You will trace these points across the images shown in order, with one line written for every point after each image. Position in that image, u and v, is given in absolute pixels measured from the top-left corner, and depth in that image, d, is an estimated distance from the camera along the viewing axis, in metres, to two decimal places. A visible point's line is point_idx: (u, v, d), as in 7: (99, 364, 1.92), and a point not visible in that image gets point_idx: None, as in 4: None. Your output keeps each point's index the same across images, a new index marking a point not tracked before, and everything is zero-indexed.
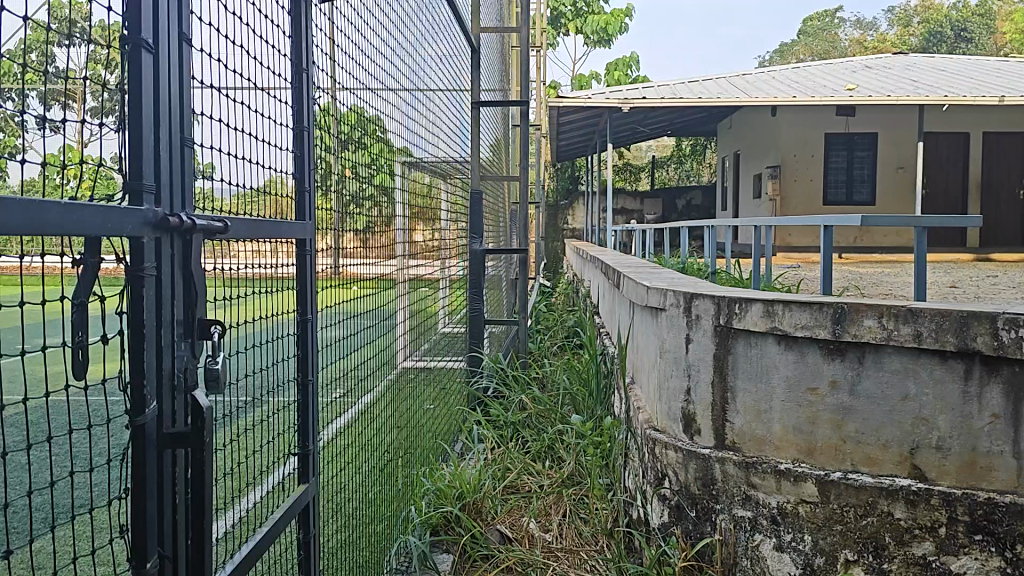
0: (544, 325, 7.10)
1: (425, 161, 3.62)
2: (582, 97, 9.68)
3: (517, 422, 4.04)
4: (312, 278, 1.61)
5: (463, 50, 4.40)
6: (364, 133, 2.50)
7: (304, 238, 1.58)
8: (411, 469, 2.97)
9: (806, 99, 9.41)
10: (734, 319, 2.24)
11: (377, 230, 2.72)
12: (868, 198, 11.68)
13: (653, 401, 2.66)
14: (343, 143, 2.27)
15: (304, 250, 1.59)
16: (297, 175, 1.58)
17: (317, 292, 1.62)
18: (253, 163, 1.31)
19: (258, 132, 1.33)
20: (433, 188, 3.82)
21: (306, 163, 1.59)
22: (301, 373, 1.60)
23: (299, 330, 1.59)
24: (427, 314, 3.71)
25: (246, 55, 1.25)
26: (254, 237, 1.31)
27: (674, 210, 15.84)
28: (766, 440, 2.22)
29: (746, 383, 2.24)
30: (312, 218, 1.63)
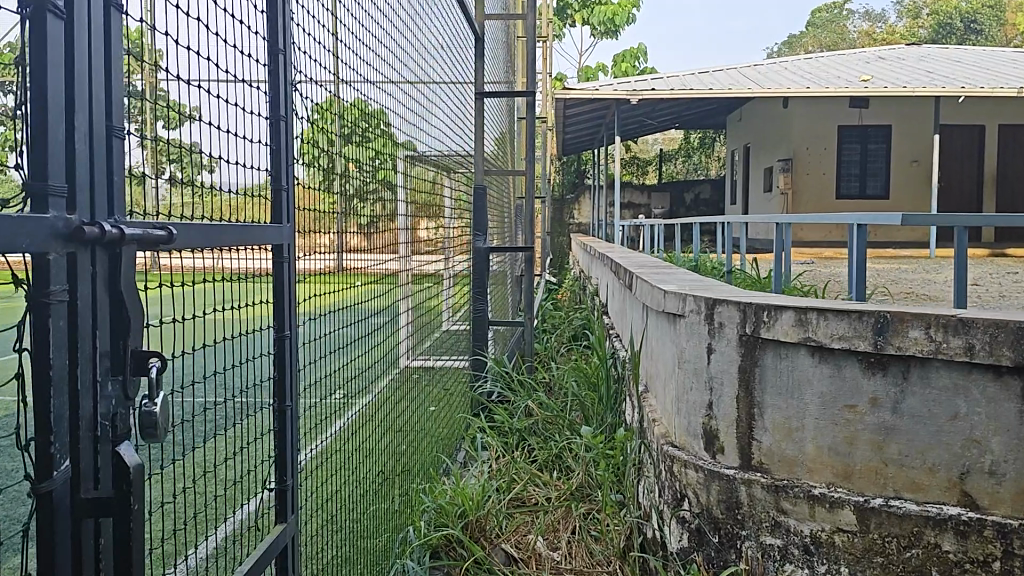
0: (551, 323, 6.89)
1: (429, 153, 3.43)
2: (591, 88, 9.47)
3: (523, 429, 3.82)
4: (291, 289, 1.42)
5: (468, 40, 4.21)
6: (366, 123, 2.31)
7: (280, 243, 1.39)
8: (409, 485, 2.80)
9: (819, 91, 9.20)
10: (762, 327, 2.04)
11: (380, 226, 2.54)
12: (882, 191, 11.46)
13: (670, 414, 2.46)
14: (346, 137, 2.08)
15: (281, 257, 1.40)
16: (273, 173, 1.39)
17: (297, 305, 1.43)
18: (232, 158, 1.19)
19: (228, 124, 1.17)
20: (437, 182, 3.63)
21: (283, 157, 1.40)
22: (277, 398, 1.40)
23: (277, 349, 1.40)
24: (430, 316, 3.52)
25: (217, 39, 1.11)
26: (218, 244, 1.11)
27: (681, 205, 15.61)
28: (797, 461, 2.02)
29: (775, 399, 2.04)
30: (291, 220, 1.44)
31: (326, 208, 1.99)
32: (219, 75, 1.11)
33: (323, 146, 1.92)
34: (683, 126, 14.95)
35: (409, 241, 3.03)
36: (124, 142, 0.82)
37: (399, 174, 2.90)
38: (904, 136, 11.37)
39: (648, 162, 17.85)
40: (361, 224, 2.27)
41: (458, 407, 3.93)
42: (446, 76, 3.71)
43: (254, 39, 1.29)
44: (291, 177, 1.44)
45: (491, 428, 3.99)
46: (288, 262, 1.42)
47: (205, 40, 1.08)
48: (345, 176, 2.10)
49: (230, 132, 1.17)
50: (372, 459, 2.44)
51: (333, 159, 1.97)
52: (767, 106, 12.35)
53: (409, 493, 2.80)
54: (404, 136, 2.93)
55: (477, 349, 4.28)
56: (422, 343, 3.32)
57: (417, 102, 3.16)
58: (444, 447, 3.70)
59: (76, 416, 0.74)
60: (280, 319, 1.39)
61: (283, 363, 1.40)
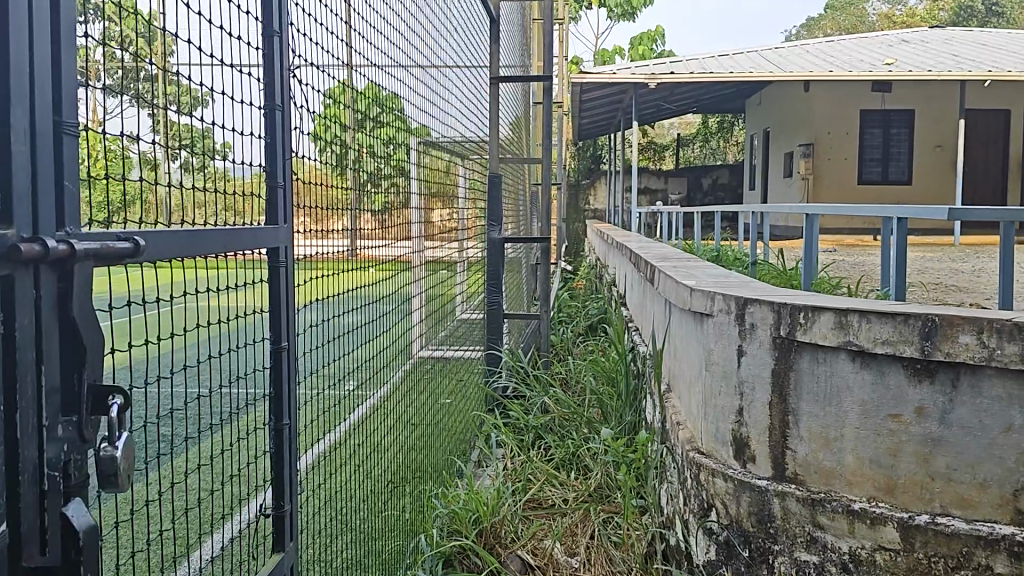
0: (567, 312, 6.76)
1: (443, 138, 3.30)
2: (608, 72, 9.29)
3: (539, 425, 3.70)
4: (287, 297, 1.33)
5: (483, 22, 4.07)
6: (380, 109, 2.18)
7: (276, 246, 1.31)
8: (420, 489, 2.69)
9: (842, 75, 9.01)
10: (797, 330, 1.91)
11: (393, 214, 2.42)
12: (903, 177, 11.27)
13: (694, 416, 2.33)
14: (358, 122, 1.96)
15: (277, 259, 1.32)
16: (268, 169, 1.33)
17: (293, 315, 1.35)
18: (239, 139, 1.21)
19: (228, 109, 1.17)
20: (450, 168, 3.50)
21: (281, 150, 1.34)
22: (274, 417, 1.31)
23: (274, 362, 1.31)
24: (444, 307, 3.39)
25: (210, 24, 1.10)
26: (200, 252, 1.00)
27: (699, 191, 15.43)
28: (835, 473, 1.89)
29: (812, 406, 1.91)
30: (287, 219, 1.37)
31: (342, 195, 1.88)
32: (214, 62, 1.11)
33: (338, 129, 1.80)
34: (700, 110, 14.75)
35: (422, 229, 2.91)
36: (77, 139, 0.70)
37: (412, 163, 2.77)
38: (927, 120, 11.16)
39: (664, 147, 17.66)
40: (375, 212, 2.15)
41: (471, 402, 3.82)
42: (462, 62, 3.59)
43: (244, 19, 1.22)
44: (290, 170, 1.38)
45: (507, 425, 3.86)
46: (285, 265, 1.34)
47: (195, 22, 1.07)
48: (358, 163, 1.98)
49: (231, 118, 1.18)
50: (382, 460, 2.33)
51: (346, 145, 1.85)
52: (786, 89, 12.15)
53: (421, 497, 2.70)
54: (417, 124, 2.80)
55: (492, 342, 4.15)
56: (435, 332, 3.20)
57: (431, 85, 3.04)
58: (457, 446, 3.58)
59: (17, 462, 0.62)
60: (278, 328, 1.31)
61: (281, 376, 1.32)
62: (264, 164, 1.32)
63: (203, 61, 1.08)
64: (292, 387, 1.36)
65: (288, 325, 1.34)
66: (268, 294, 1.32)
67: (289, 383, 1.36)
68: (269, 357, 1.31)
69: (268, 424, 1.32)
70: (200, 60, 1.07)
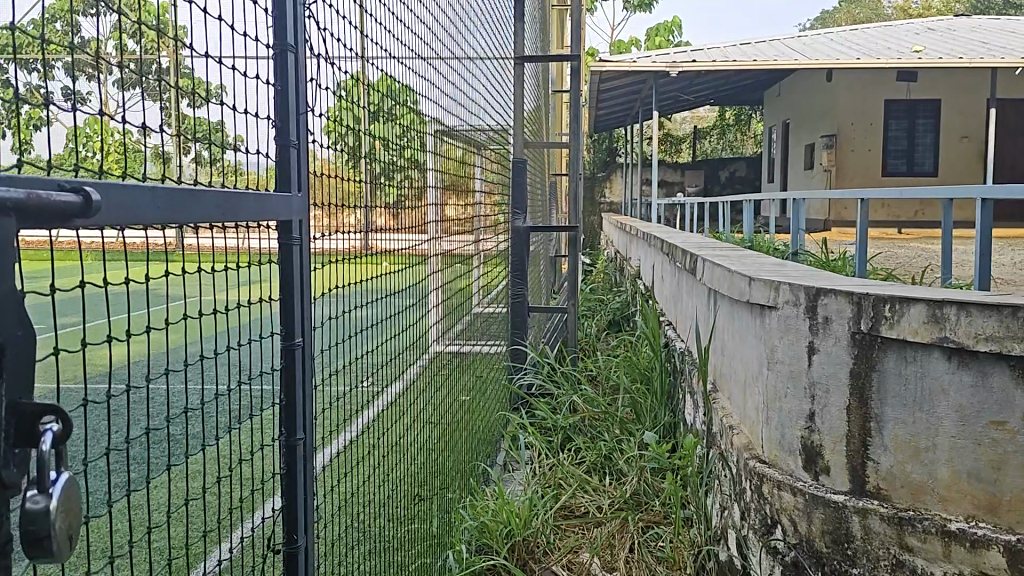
0: (590, 306, 6.54)
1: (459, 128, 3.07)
2: (628, 60, 9.08)
3: (568, 425, 3.47)
4: (301, 283, 1.11)
5: (506, 8, 3.86)
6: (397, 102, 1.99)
7: (289, 220, 1.09)
8: (446, 497, 2.49)
9: (869, 62, 8.77)
10: (881, 324, 1.68)
11: (410, 201, 2.22)
12: (930, 168, 11.00)
13: (751, 421, 2.10)
14: (372, 113, 1.77)
15: (290, 235, 1.10)
16: (280, 128, 1.17)
17: (309, 307, 1.13)
18: (259, 126, 1.12)
19: (249, 90, 1.08)
20: (467, 159, 3.27)
21: (291, 108, 1.18)
22: (285, 430, 1.09)
23: (284, 361, 1.09)
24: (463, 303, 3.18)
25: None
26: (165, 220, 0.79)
27: (716, 184, 15.18)
28: (927, 488, 1.66)
29: (898, 411, 1.68)
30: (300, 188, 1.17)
31: (349, 182, 1.69)
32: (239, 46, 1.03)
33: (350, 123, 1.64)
34: (718, 101, 14.49)
35: (437, 219, 2.67)
36: None
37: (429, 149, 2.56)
38: (954, 110, 10.90)
39: (681, 139, 17.41)
40: (390, 200, 1.95)
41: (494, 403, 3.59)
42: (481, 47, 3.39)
43: None
44: (303, 126, 1.23)
45: (534, 424, 3.64)
46: (300, 242, 1.12)
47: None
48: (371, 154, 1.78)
49: (252, 103, 1.09)
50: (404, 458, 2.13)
51: (358, 137, 1.67)
52: (808, 79, 11.88)
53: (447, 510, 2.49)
54: (435, 109, 2.59)
55: (516, 337, 3.93)
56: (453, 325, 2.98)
57: (450, 68, 2.83)
58: (481, 451, 3.37)
59: None
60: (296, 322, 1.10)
61: (293, 376, 1.09)
62: (275, 117, 1.16)
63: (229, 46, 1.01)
64: (307, 393, 1.14)
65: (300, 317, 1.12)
66: (279, 276, 1.09)
67: (306, 388, 1.14)
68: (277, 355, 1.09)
69: (276, 439, 1.10)
70: (222, 44, 1.00)
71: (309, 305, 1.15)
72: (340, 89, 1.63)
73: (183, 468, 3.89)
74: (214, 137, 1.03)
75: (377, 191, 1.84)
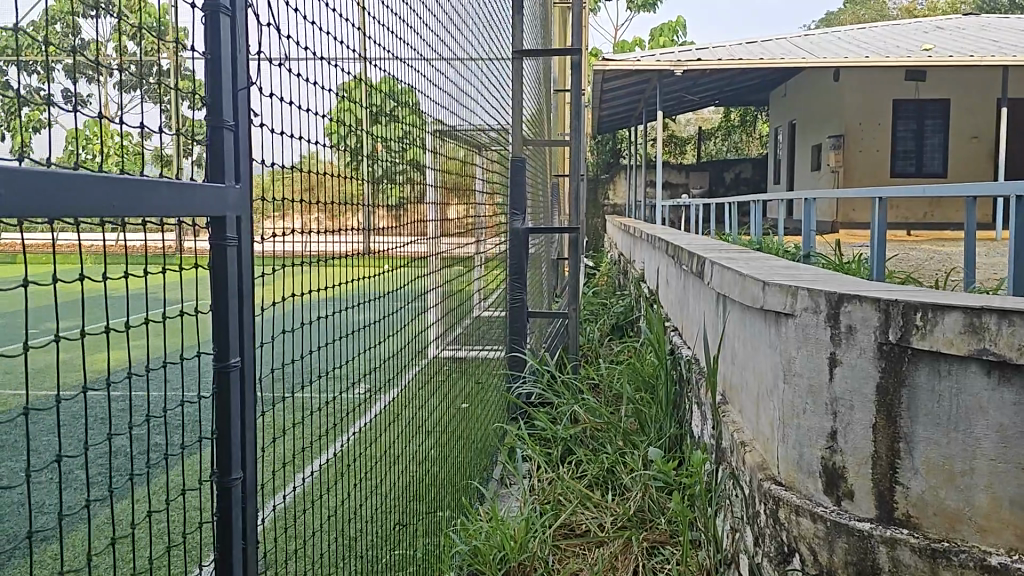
0: (592, 311, 6.37)
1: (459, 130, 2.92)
2: (632, 60, 8.91)
3: (569, 437, 3.30)
4: (238, 298, 1.03)
5: (503, 10, 3.70)
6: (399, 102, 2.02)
7: (224, 215, 1.00)
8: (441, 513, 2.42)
9: (878, 61, 8.60)
10: (912, 334, 1.52)
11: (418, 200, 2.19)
12: (940, 168, 10.86)
13: (765, 439, 1.93)
14: (373, 114, 1.78)
15: (225, 237, 1.01)
16: (211, 104, 1.02)
17: (247, 325, 1.05)
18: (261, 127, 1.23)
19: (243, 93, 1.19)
20: (467, 162, 3.11)
21: (233, 88, 1.05)
22: (221, 464, 1.01)
23: (217, 385, 1.01)
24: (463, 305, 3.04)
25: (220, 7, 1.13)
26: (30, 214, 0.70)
27: (721, 186, 15.02)
28: (963, 516, 1.50)
29: (931, 430, 1.51)
30: (237, 180, 1.05)
31: (358, 189, 1.75)
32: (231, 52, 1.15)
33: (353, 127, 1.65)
34: (723, 102, 14.32)
35: (438, 220, 2.52)
36: None
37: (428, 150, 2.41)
38: (964, 110, 10.76)
39: (686, 141, 17.25)
40: (394, 204, 1.96)
41: (491, 415, 3.43)
42: (479, 44, 3.24)
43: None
44: (243, 105, 1.08)
45: (534, 436, 3.47)
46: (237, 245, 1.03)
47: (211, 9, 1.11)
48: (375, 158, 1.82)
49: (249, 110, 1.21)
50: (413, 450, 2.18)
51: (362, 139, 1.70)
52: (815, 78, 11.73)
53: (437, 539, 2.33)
54: (434, 109, 2.47)
55: (515, 344, 3.75)
56: (454, 330, 2.84)
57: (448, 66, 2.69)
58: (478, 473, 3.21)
59: None
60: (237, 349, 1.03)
61: (228, 404, 1.02)
62: (205, 93, 1.02)
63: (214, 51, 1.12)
64: (249, 423, 1.06)
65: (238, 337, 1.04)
66: (212, 285, 1.01)
67: (247, 414, 1.06)
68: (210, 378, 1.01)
69: (210, 477, 1.02)
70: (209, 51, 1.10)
71: (251, 322, 1.07)
72: (321, 79, 1.47)
73: (169, 480, 3.75)
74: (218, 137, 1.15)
75: (381, 194, 1.88)
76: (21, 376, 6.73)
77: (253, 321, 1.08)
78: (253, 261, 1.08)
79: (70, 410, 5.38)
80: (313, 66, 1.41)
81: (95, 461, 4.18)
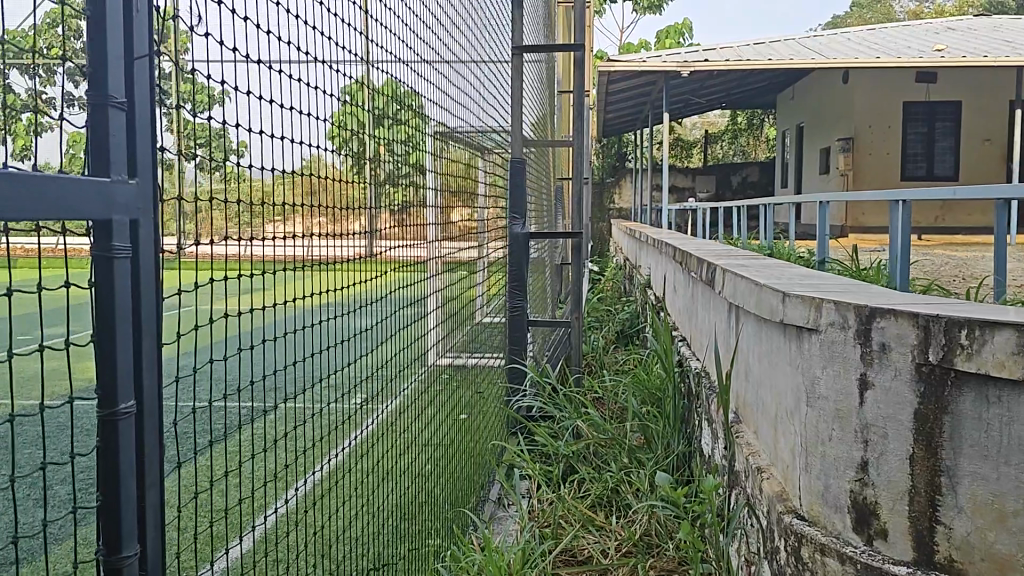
0: (596, 317, 6.20)
1: (460, 133, 2.91)
2: (637, 61, 8.73)
3: (570, 454, 3.12)
4: (132, 331, 0.90)
5: (504, 8, 3.51)
6: (400, 108, 2.16)
7: (111, 219, 0.85)
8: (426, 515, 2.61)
9: (890, 62, 8.41)
10: (956, 355, 1.34)
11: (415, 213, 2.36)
12: (951, 171, 10.74)
13: (785, 466, 1.75)
14: (377, 118, 1.97)
15: (113, 247, 0.86)
16: (91, 72, 0.86)
17: (142, 362, 0.91)
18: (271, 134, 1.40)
19: (260, 104, 1.35)
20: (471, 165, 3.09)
21: (130, 66, 0.90)
22: (107, 532, 0.88)
23: (103, 437, 0.88)
24: (465, 310, 3.06)
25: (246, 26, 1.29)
26: None
27: (728, 190, 14.85)
28: (1015, 562, 1.32)
29: (978, 464, 1.34)
30: (133, 179, 0.89)
31: (361, 195, 1.95)
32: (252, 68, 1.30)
33: (355, 129, 1.84)
34: (730, 105, 14.14)
35: (438, 224, 2.62)
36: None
37: (429, 154, 2.51)
38: (975, 113, 10.64)
39: (691, 144, 17.07)
40: (395, 208, 2.17)
41: (487, 431, 3.26)
42: (478, 41, 3.09)
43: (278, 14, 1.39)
44: (146, 82, 0.93)
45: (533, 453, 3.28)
46: (130, 259, 0.89)
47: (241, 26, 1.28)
48: (377, 162, 2.01)
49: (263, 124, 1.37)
50: (398, 464, 2.38)
51: (364, 143, 1.88)
52: (823, 80, 11.55)
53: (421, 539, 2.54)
54: (434, 112, 2.53)
55: (513, 354, 3.58)
56: (454, 338, 2.90)
57: (444, 65, 2.61)
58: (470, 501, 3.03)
59: None
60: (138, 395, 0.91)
61: (115, 460, 0.88)
62: (85, 62, 0.85)
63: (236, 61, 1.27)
64: (147, 482, 0.93)
65: (131, 380, 0.90)
66: (96, 306, 0.86)
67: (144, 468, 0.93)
68: (96, 430, 0.88)
69: (96, 556, 0.88)
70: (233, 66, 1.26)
71: (152, 355, 0.93)
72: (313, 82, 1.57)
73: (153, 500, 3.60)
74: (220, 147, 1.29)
75: (380, 202, 2.06)
76: (12, 386, 6.61)
77: (154, 355, 0.94)
78: (156, 286, 0.94)
79: (59, 420, 5.26)
80: (313, 71, 1.57)
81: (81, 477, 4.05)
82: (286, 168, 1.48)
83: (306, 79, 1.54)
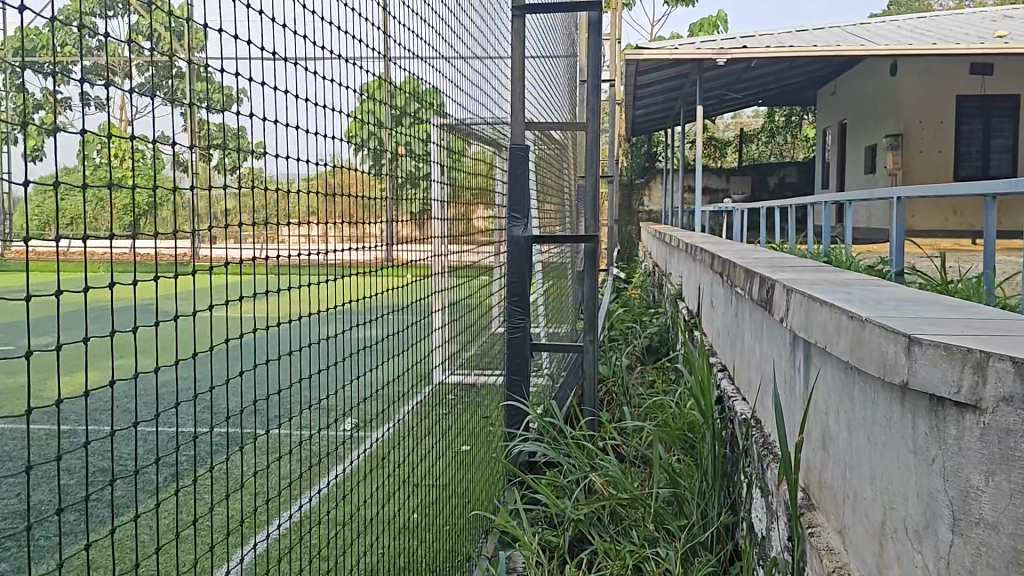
0: (621, 331, 5.53)
1: (462, 119, 2.41)
2: (669, 48, 8.05)
3: (581, 518, 2.46)
4: None
5: None
6: (421, 105, 2.02)
7: None
8: (443, 548, 2.30)
9: (947, 47, 7.70)
10: None
11: (423, 215, 2.14)
12: (1009, 170, 9.94)
13: None
14: (396, 116, 1.89)
15: None
16: None
17: None
18: (290, 127, 1.42)
19: (277, 100, 1.37)
20: (468, 152, 2.52)
21: None
22: None
23: None
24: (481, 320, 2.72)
25: (267, 19, 1.33)
26: None
27: (765, 190, 14.13)
28: None
29: None
30: None
31: (375, 191, 1.82)
32: (268, 57, 1.33)
33: (375, 126, 1.78)
34: (767, 102, 13.39)
35: (446, 224, 2.29)
36: None
37: (439, 151, 2.22)
38: None
39: (726, 142, 16.35)
40: (411, 207, 2.03)
41: (494, 463, 2.80)
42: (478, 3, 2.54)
43: (291, 10, 1.40)
44: None
45: (543, 512, 2.64)
46: None
47: (260, 18, 1.31)
48: (396, 160, 1.93)
49: (280, 119, 1.38)
50: (423, 475, 2.16)
51: (379, 142, 1.80)
52: (869, 73, 10.81)
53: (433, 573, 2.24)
54: (444, 105, 2.21)
55: (513, 388, 2.92)
56: (461, 353, 2.49)
57: (446, 43, 2.18)
58: (471, 548, 2.54)
59: None
60: None
61: None
62: None
63: (248, 56, 1.27)
64: None
65: None
66: None
67: None
68: None
69: None
70: (243, 56, 1.26)
71: None
72: (333, 75, 1.56)
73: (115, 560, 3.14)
74: (233, 139, 1.28)
75: (399, 201, 1.95)
76: None
77: None
78: None
79: (13, 445, 4.78)
80: (332, 65, 1.55)
81: (17, 521, 3.56)
82: (308, 159, 1.50)
83: (323, 75, 1.52)
